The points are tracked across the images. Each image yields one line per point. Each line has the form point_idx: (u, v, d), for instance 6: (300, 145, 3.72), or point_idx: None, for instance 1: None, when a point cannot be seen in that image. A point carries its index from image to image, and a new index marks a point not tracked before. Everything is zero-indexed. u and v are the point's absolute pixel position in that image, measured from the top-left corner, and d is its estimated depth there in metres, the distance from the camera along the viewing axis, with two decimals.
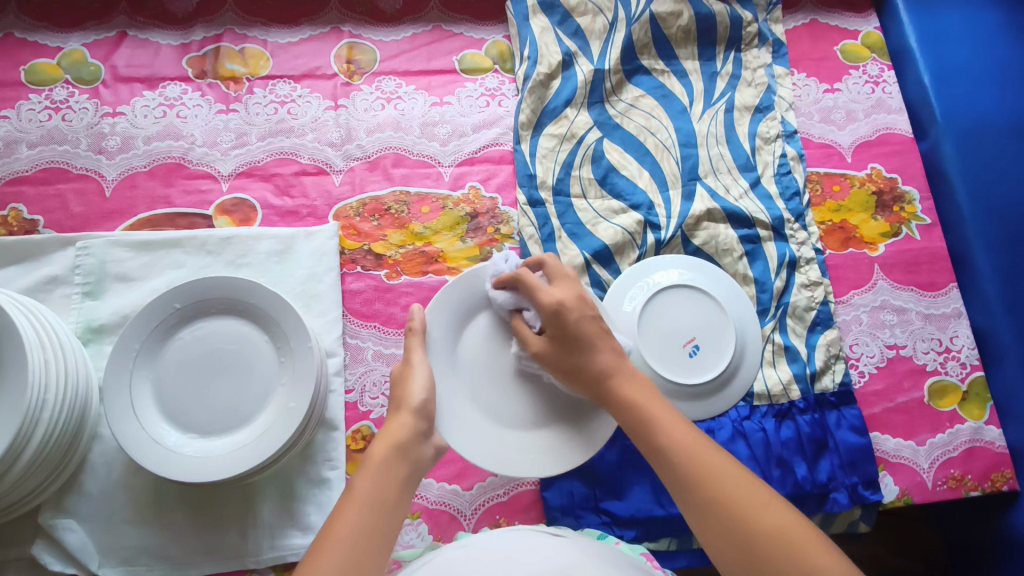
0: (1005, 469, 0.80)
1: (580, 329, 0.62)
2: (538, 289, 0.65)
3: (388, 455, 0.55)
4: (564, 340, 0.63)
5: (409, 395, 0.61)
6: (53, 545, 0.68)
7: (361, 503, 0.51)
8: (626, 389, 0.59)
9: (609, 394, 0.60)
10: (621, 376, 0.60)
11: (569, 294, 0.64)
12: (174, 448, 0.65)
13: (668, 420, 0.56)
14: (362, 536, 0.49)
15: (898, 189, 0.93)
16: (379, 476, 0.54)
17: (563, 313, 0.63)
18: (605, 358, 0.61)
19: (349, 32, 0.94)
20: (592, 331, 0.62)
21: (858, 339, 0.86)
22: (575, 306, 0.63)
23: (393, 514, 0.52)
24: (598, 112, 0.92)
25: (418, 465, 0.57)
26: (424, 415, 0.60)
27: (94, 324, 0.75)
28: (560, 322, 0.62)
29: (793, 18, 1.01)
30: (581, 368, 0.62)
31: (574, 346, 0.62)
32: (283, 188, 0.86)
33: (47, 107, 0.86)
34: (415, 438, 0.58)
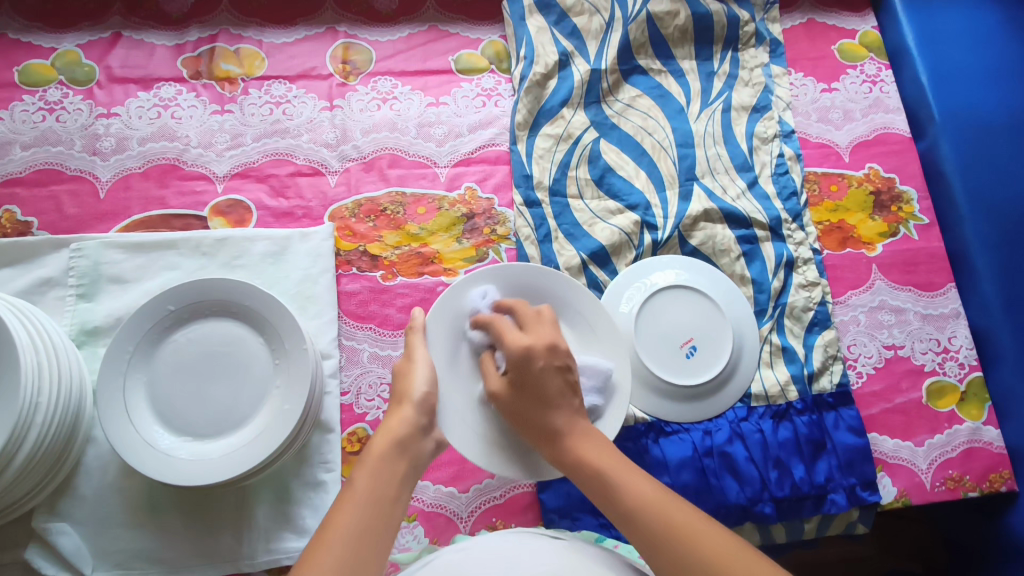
0: (1004, 470, 0.80)
1: (542, 379, 0.58)
2: (505, 333, 0.61)
3: (386, 451, 0.55)
4: (527, 393, 0.58)
5: (410, 388, 0.60)
6: (46, 550, 0.67)
7: (360, 499, 0.51)
8: (587, 449, 0.55)
9: (563, 455, 0.56)
10: (576, 436, 0.56)
11: (537, 341, 0.59)
12: (168, 451, 0.65)
13: (633, 477, 0.52)
14: (362, 531, 0.49)
15: (896, 188, 0.92)
16: (377, 472, 0.53)
17: (529, 364, 0.58)
18: (564, 416, 0.57)
19: (345, 32, 0.93)
20: (556, 387, 0.58)
21: (856, 339, 0.85)
22: (542, 353, 0.58)
23: (392, 508, 0.52)
24: (595, 112, 0.91)
25: (416, 461, 0.57)
26: (425, 409, 0.59)
27: (89, 326, 0.75)
28: (524, 369, 0.58)
29: (791, 18, 1.01)
30: (547, 426, 0.57)
31: (535, 402, 0.58)
32: (279, 190, 0.85)
33: (41, 108, 0.85)
34: (414, 433, 0.58)
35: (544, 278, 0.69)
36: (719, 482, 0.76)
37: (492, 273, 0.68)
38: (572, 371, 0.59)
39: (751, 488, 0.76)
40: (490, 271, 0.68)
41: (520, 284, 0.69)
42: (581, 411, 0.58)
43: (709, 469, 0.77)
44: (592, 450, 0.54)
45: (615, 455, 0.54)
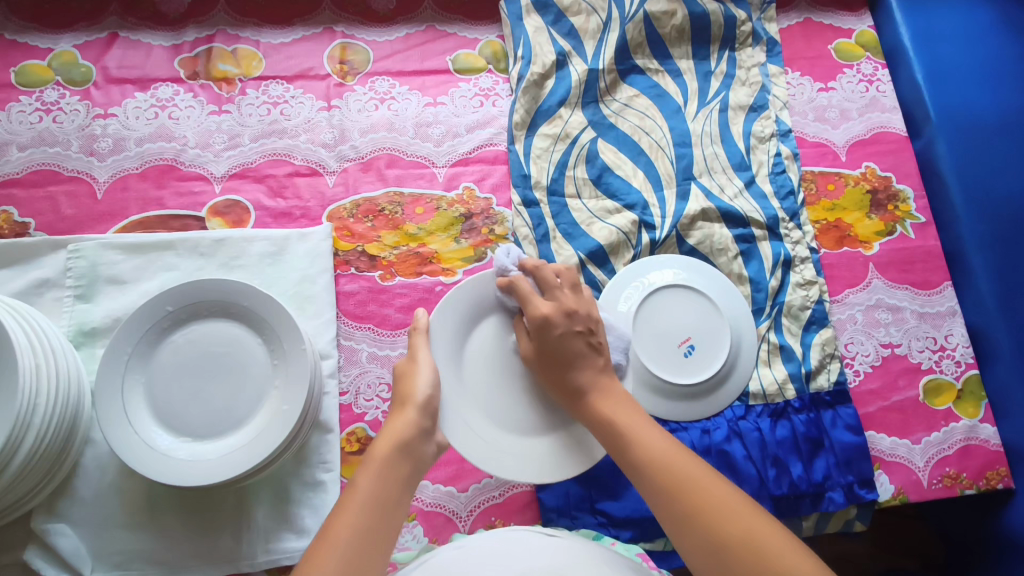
0: (1000, 466, 0.81)
1: (563, 345, 0.62)
2: (529, 299, 0.65)
3: (391, 454, 0.55)
4: (552, 355, 0.63)
5: (414, 390, 0.60)
6: (45, 551, 0.67)
7: (364, 501, 0.51)
8: (606, 407, 0.60)
9: (587, 410, 0.61)
10: (600, 393, 0.61)
11: (556, 309, 0.64)
12: (166, 452, 0.65)
13: (645, 430, 0.57)
14: (364, 533, 0.49)
15: (892, 187, 0.93)
16: (380, 475, 0.54)
17: (548, 329, 0.63)
18: (586, 374, 0.62)
19: (342, 33, 0.93)
20: (577, 348, 0.62)
21: (853, 338, 0.86)
22: (560, 320, 0.63)
23: (396, 511, 0.52)
24: (592, 111, 0.91)
25: (420, 463, 0.57)
26: (428, 411, 0.60)
27: (86, 327, 0.74)
28: (544, 337, 0.63)
29: (787, 17, 1.01)
30: (571, 385, 0.62)
31: (560, 363, 0.63)
32: (276, 190, 0.85)
33: (38, 108, 0.85)
34: (418, 436, 0.58)
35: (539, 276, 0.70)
36: None
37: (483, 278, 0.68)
38: (594, 334, 0.64)
39: (749, 487, 0.77)
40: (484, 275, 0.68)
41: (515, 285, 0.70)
42: (607, 369, 0.63)
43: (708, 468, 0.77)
44: (611, 407, 0.60)
45: (637, 411, 0.59)
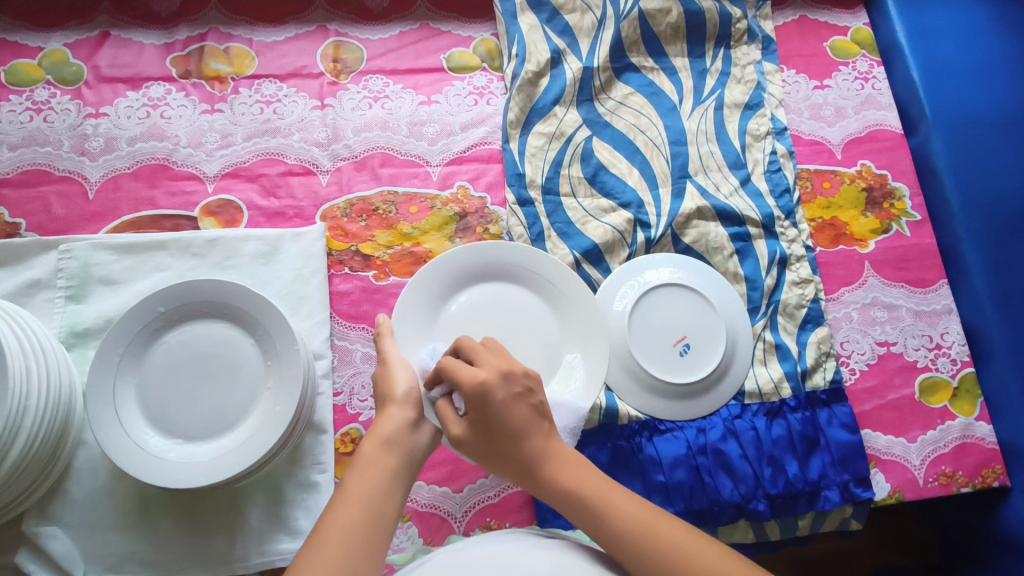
0: (996, 464, 0.81)
1: (508, 417, 0.53)
2: (461, 367, 0.56)
3: (378, 449, 0.54)
4: (495, 432, 0.54)
5: (392, 387, 0.59)
6: (37, 554, 0.66)
7: (354, 499, 0.51)
8: (565, 476, 0.53)
9: (545, 484, 0.54)
10: (552, 462, 0.54)
11: (491, 372, 0.54)
12: (158, 454, 0.64)
13: (618, 502, 0.52)
14: (354, 530, 0.49)
15: (888, 185, 0.93)
16: (367, 471, 0.53)
17: (488, 400, 0.53)
18: (536, 442, 0.54)
19: (335, 31, 0.93)
20: (518, 417, 0.54)
21: (849, 336, 0.85)
22: (500, 385, 0.54)
23: (386, 504, 0.52)
24: (587, 110, 0.91)
25: (409, 455, 0.56)
26: (410, 403, 0.58)
27: (78, 328, 0.74)
28: (485, 411, 0.53)
29: (782, 15, 1.01)
30: (520, 458, 0.54)
31: (503, 439, 0.54)
32: (269, 189, 0.85)
33: (29, 107, 0.85)
34: (405, 430, 0.57)
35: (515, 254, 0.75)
36: (712, 480, 0.76)
37: (450, 258, 0.74)
38: (536, 394, 0.55)
39: (745, 486, 0.76)
40: (450, 256, 0.74)
41: (483, 263, 0.75)
42: (552, 432, 0.55)
43: (703, 468, 0.77)
44: (571, 476, 0.53)
45: (595, 475, 0.54)
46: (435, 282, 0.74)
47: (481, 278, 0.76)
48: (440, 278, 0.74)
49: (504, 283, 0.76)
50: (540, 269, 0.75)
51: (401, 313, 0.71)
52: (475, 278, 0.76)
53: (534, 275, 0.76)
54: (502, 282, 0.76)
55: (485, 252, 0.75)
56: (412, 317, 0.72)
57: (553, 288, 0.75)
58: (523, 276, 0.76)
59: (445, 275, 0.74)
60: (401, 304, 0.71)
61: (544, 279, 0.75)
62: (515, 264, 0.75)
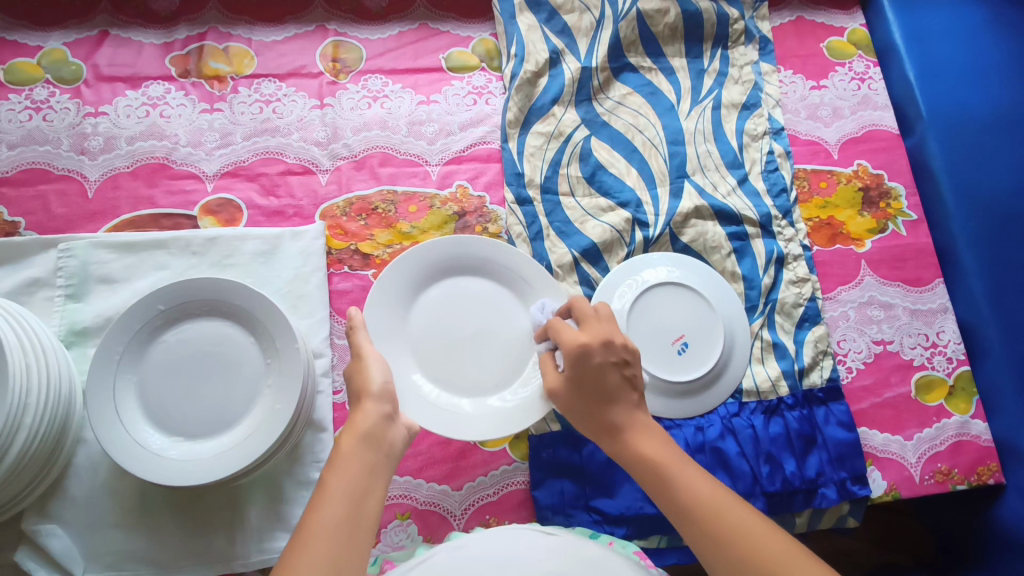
0: (991, 462, 0.81)
1: (601, 377, 0.60)
2: (563, 329, 0.64)
3: (355, 446, 0.55)
4: (590, 387, 0.60)
5: (368, 382, 0.59)
6: (36, 552, 0.66)
7: (336, 494, 0.51)
8: (645, 444, 0.58)
9: (624, 449, 0.59)
10: (635, 431, 0.59)
11: (594, 337, 0.61)
12: (158, 452, 0.64)
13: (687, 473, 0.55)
14: (336, 526, 0.49)
15: (884, 185, 0.93)
16: (347, 468, 0.53)
17: (587, 360, 0.60)
18: (622, 411, 0.60)
19: (334, 31, 0.93)
20: (615, 381, 0.60)
21: (846, 335, 0.86)
22: (599, 351, 0.60)
23: (366, 501, 0.52)
24: (585, 109, 0.91)
25: (387, 453, 0.56)
26: (386, 399, 0.59)
27: (78, 327, 0.74)
28: (582, 366, 0.60)
29: (779, 15, 1.01)
30: (607, 420, 0.60)
31: (596, 398, 0.60)
32: (269, 188, 0.85)
33: (28, 106, 0.85)
34: (382, 425, 0.57)
35: (490, 250, 0.76)
36: None
37: (419, 251, 0.74)
38: (631, 365, 0.61)
39: (743, 483, 0.77)
40: (427, 247, 0.74)
41: (451, 256, 0.76)
42: (640, 405, 0.61)
43: (701, 465, 0.77)
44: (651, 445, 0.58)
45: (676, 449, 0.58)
46: (405, 277, 0.74)
47: (450, 274, 0.76)
48: (420, 264, 0.74)
49: (473, 278, 0.77)
50: (506, 263, 0.76)
51: (374, 310, 0.71)
52: (442, 272, 0.76)
53: (502, 268, 0.76)
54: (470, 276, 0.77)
55: (454, 246, 0.75)
56: (383, 310, 0.72)
57: (523, 283, 0.76)
58: (492, 271, 0.77)
59: (420, 266, 0.75)
60: (372, 300, 0.71)
61: (511, 271, 0.76)
62: (484, 258, 0.76)
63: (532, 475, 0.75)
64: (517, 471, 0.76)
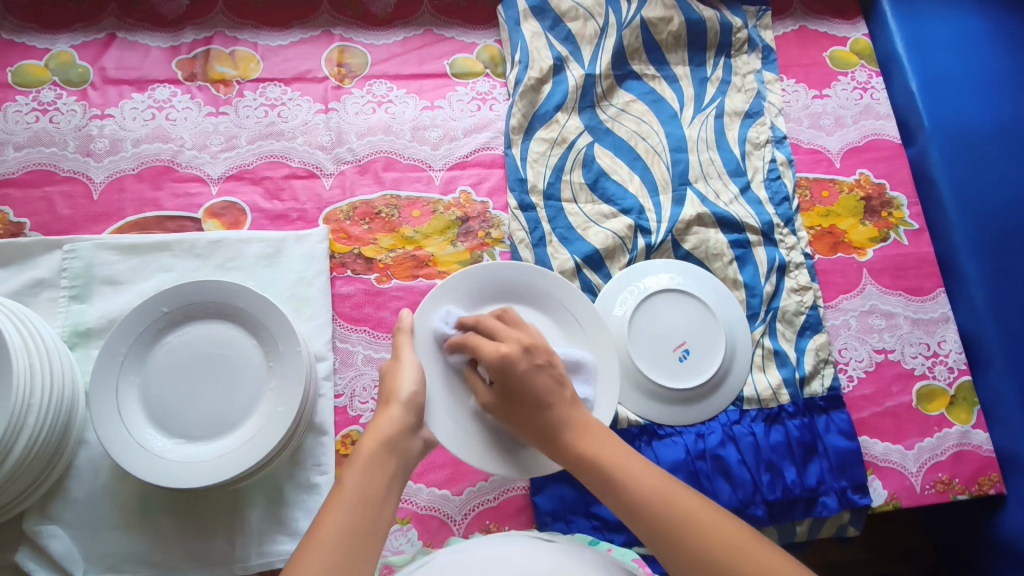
0: (992, 472, 0.81)
1: (526, 384, 0.58)
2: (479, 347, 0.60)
3: (378, 449, 0.55)
4: (515, 396, 0.58)
5: (398, 388, 0.60)
6: (36, 552, 0.67)
7: (353, 499, 0.51)
8: (586, 445, 0.56)
9: (565, 450, 0.56)
10: (574, 431, 0.57)
11: (515, 346, 0.59)
12: (160, 453, 0.64)
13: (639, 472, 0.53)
14: (350, 532, 0.49)
15: (886, 194, 0.94)
16: (367, 473, 0.53)
17: (510, 370, 0.58)
18: (558, 412, 0.57)
19: (340, 36, 0.94)
20: (538, 385, 0.58)
21: (847, 344, 0.86)
22: (520, 357, 0.59)
23: (380, 510, 0.52)
24: (589, 116, 0.92)
25: (405, 460, 0.56)
26: (413, 408, 0.59)
27: (81, 328, 0.74)
28: (506, 376, 0.58)
29: (783, 24, 1.02)
30: (541, 424, 0.58)
31: (529, 404, 0.58)
32: (273, 192, 0.85)
33: (35, 108, 0.85)
34: (404, 433, 0.57)
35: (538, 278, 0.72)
36: (712, 485, 0.77)
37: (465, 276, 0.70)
38: (556, 367, 0.60)
39: (743, 491, 0.77)
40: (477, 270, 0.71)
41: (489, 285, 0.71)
42: (575, 402, 0.59)
43: (702, 473, 0.77)
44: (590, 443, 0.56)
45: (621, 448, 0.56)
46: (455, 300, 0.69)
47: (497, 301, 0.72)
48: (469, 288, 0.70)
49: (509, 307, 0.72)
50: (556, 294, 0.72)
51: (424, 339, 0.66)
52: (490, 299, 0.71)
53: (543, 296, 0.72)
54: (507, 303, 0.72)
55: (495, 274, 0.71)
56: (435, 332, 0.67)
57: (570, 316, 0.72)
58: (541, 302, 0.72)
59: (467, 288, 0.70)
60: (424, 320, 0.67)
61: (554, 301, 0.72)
62: (526, 285, 0.72)
63: (532, 480, 0.76)
64: (517, 477, 0.76)
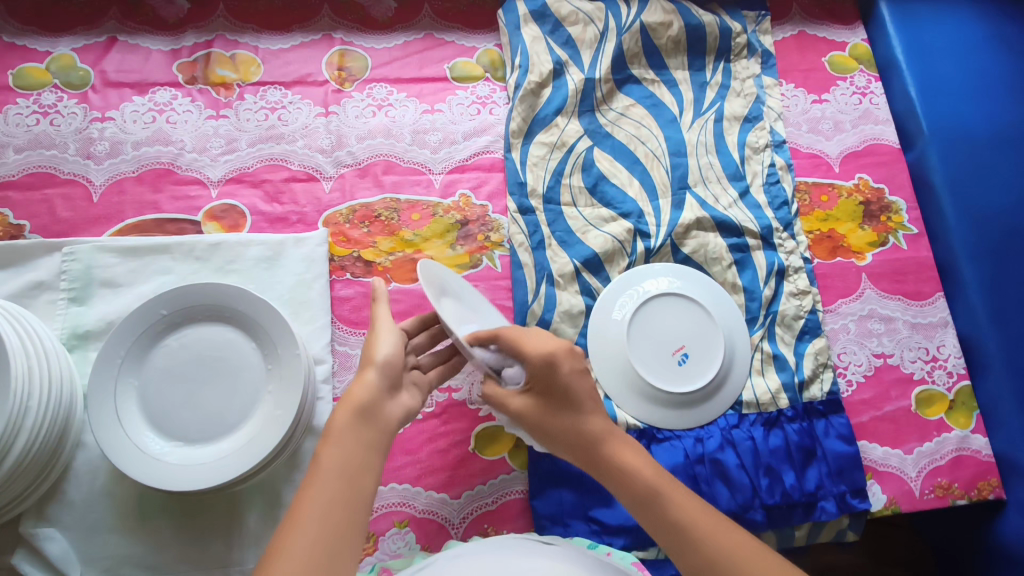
0: (991, 477, 0.81)
1: (572, 386, 0.62)
2: (523, 337, 0.63)
3: (351, 421, 0.55)
4: (559, 396, 0.62)
5: (375, 352, 0.61)
6: (33, 555, 0.66)
7: (331, 470, 0.51)
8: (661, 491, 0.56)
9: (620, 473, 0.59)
10: (612, 442, 0.61)
11: (559, 347, 0.64)
12: (158, 456, 0.64)
13: (679, 495, 0.56)
14: (332, 502, 0.49)
15: (885, 199, 0.94)
16: (344, 444, 0.53)
17: (555, 370, 0.62)
18: (597, 420, 0.62)
19: (341, 39, 0.94)
20: (583, 388, 0.63)
21: (846, 348, 0.86)
22: (566, 358, 0.63)
23: (362, 479, 0.52)
24: (589, 120, 0.92)
25: (381, 428, 0.57)
26: (388, 373, 0.60)
27: (79, 330, 0.74)
28: (551, 377, 0.62)
29: (782, 30, 1.02)
30: (583, 432, 0.61)
31: (566, 408, 0.62)
32: (273, 195, 0.86)
33: (35, 111, 0.85)
34: (379, 399, 0.58)
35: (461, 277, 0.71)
36: (711, 489, 0.76)
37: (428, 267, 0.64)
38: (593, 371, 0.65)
39: (742, 495, 0.76)
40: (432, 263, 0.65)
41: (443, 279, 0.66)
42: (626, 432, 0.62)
43: (701, 477, 0.77)
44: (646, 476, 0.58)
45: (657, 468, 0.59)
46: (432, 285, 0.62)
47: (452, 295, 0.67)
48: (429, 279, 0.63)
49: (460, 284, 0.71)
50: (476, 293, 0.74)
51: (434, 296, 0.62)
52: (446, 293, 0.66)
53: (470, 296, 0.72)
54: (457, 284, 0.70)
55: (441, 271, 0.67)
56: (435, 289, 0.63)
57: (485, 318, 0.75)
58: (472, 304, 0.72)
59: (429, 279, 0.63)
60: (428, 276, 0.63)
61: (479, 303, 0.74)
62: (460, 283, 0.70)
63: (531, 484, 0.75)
64: (516, 480, 0.76)
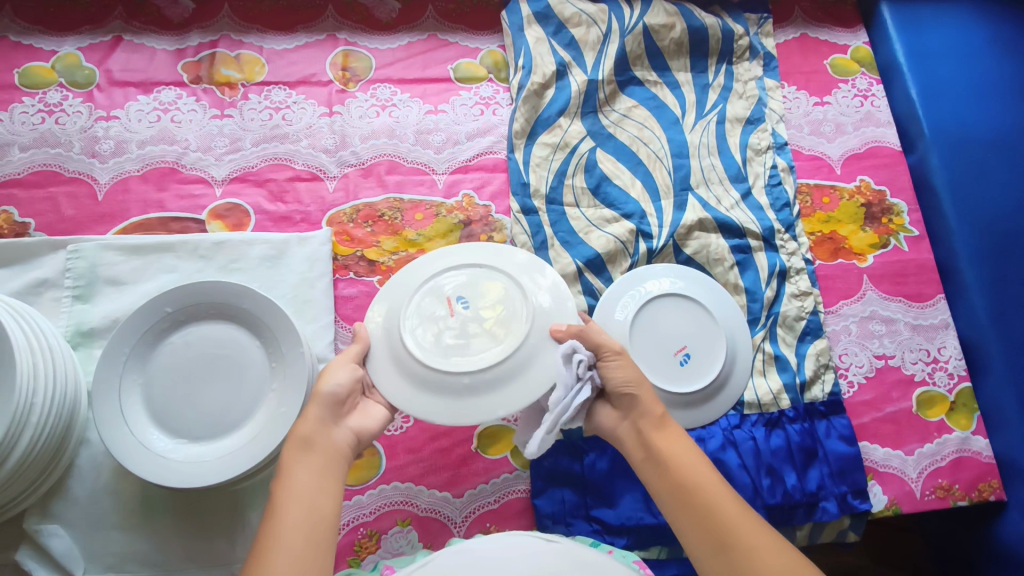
0: (992, 479, 0.81)
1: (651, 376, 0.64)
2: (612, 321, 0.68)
3: (297, 454, 0.57)
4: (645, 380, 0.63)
5: (322, 385, 0.61)
6: (37, 552, 0.67)
7: (290, 503, 0.53)
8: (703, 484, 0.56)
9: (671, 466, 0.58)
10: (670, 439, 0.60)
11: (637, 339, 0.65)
12: (162, 453, 0.64)
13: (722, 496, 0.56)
14: (296, 530, 0.52)
15: (886, 201, 0.94)
16: (298, 475, 0.55)
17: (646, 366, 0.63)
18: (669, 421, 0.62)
19: (345, 40, 0.94)
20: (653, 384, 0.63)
21: (848, 349, 0.86)
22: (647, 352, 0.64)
23: (321, 504, 0.54)
24: (591, 121, 0.92)
25: (331, 454, 0.58)
26: (333, 405, 0.60)
27: (84, 328, 0.74)
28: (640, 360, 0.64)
29: (784, 33, 1.03)
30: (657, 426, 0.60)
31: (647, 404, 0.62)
32: (277, 194, 0.86)
33: (41, 110, 0.86)
34: (324, 431, 0.59)
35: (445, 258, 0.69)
36: None
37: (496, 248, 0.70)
38: None
39: (744, 495, 0.77)
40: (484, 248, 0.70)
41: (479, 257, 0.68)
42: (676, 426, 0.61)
43: None
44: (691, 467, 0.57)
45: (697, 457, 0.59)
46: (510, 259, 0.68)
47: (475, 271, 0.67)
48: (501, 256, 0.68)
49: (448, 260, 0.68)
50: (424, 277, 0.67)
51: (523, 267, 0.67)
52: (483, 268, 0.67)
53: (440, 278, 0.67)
54: (462, 251, 0.68)
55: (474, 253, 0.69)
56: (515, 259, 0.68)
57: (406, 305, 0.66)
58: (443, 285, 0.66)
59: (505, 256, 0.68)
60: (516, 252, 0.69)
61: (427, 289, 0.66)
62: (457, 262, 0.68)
63: (533, 483, 0.76)
64: (518, 480, 0.76)
